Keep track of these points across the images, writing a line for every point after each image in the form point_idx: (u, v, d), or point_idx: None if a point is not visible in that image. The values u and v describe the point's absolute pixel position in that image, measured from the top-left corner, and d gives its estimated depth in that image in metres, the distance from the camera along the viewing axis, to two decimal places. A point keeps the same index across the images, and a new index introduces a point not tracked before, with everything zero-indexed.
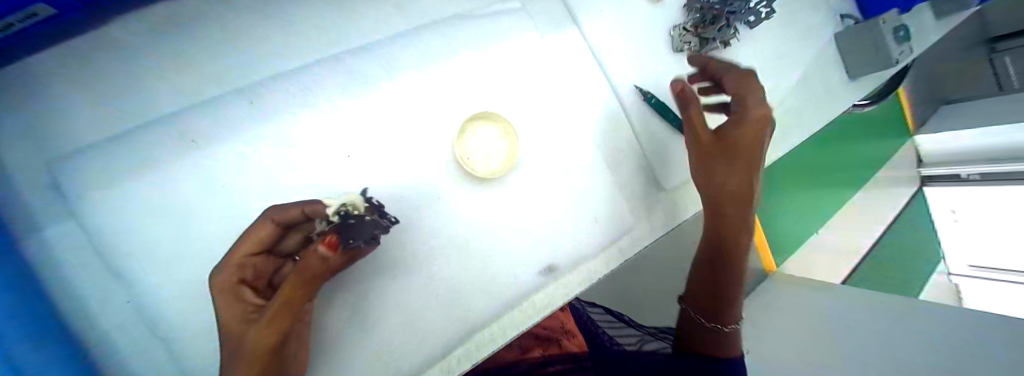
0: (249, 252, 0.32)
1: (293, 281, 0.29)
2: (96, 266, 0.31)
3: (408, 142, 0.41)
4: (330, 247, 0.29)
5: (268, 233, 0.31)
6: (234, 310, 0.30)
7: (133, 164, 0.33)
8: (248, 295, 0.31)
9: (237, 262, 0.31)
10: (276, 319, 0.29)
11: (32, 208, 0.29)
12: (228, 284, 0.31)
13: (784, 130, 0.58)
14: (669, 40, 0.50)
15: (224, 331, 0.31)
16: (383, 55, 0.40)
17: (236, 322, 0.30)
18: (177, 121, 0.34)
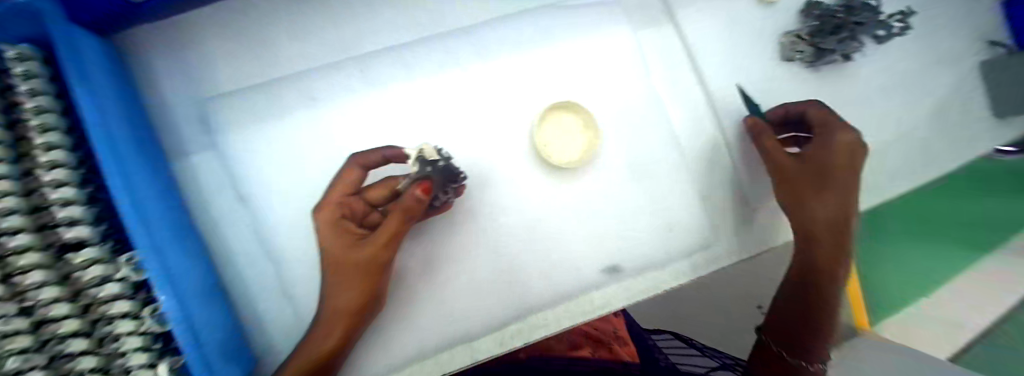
0: (347, 190, 0.35)
1: (399, 212, 0.32)
2: (225, 193, 0.38)
3: (489, 122, 0.42)
4: (426, 191, 0.32)
5: (356, 177, 0.35)
6: (340, 239, 0.34)
7: (257, 111, 0.38)
8: (349, 228, 0.34)
9: (338, 199, 0.34)
10: (383, 245, 0.33)
11: (189, 139, 0.38)
12: (332, 218, 0.34)
13: (904, 164, 0.50)
14: (778, 49, 0.46)
15: (327, 258, 0.34)
16: (475, 38, 0.41)
17: (341, 249, 0.33)
18: (295, 79, 0.38)
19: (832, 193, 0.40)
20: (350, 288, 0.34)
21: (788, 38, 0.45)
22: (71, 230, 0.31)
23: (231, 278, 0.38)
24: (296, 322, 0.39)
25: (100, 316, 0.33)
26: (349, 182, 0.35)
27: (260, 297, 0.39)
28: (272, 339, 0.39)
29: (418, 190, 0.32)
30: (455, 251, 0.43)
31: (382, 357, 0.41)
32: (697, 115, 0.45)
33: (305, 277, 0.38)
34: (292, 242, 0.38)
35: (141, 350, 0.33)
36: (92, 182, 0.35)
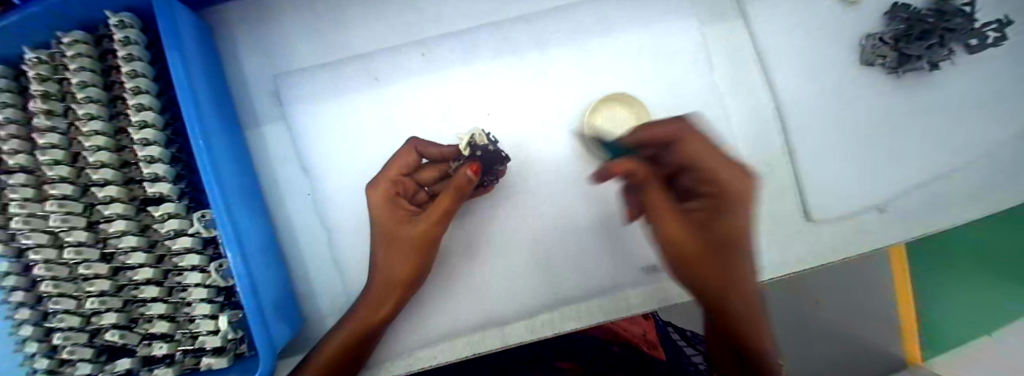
0: (401, 171, 0.35)
1: (451, 193, 0.32)
2: (288, 162, 0.40)
3: (544, 110, 0.41)
4: (476, 171, 0.32)
5: (411, 161, 0.35)
6: (393, 216, 0.35)
7: (327, 88, 0.40)
8: (403, 206, 0.35)
9: (393, 179, 0.35)
10: (434, 223, 0.34)
11: (259, 109, 0.40)
12: (386, 196, 0.34)
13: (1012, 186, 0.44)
14: (859, 51, 0.44)
15: (382, 231, 0.35)
16: (536, 25, 0.41)
17: (395, 226, 0.34)
18: (361, 59, 0.40)
19: (727, 266, 0.26)
20: (401, 262, 0.35)
21: (867, 40, 0.43)
22: (154, 185, 0.34)
23: (289, 243, 0.41)
24: (344, 289, 0.41)
25: (171, 267, 0.36)
26: (404, 165, 0.35)
27: (313, 263, 0.41)
28: (320, 307, 0.41)
29: (467, 171, 0.31)
30: (498, 236, 0.43)
31: (417, 333, 0.42)
32: (759, 117, 0.43)
33: (357, 246, 0.41)
34: (349, 217, 0.41)
35: (206, 302, 0.35)
36: (175, 143, 0.37)
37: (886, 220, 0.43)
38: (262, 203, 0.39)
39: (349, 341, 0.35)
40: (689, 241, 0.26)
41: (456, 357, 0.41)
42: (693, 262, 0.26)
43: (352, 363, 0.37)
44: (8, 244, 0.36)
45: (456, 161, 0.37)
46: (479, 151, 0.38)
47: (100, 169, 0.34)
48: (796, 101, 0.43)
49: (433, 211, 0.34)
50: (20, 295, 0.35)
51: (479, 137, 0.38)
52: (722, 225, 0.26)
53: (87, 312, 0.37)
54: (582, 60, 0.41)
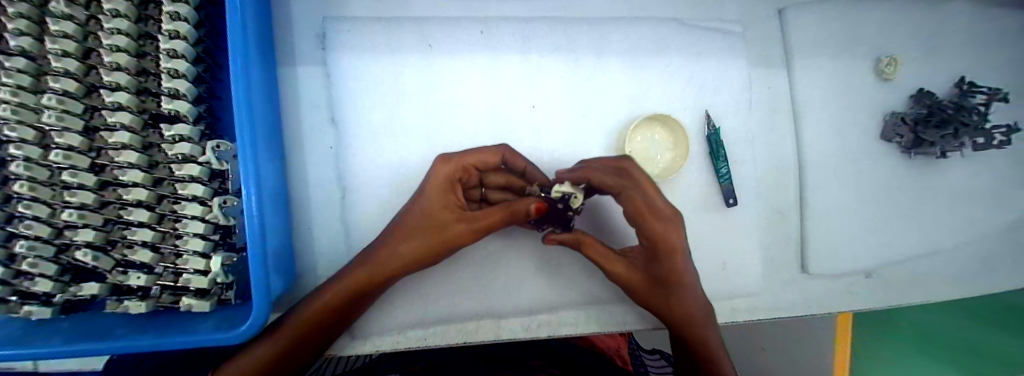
0: (475, 163, 0.35)
1: (506, 210, 0.33)
2: (320, 109, 0.39)
3: (590, 114, 0.41)
4: (540, 210, 0.32)
5: (490, 160, 0.35)
6: (445, 199, 0.34)
7: (378, 43, 0.39)
8: (456, 194, 0.35)
9: (464, 164, 0.35)
10: (473, 231, 0.33)
11: (301, 49, 0.39)
12: (448, 176, 0.34)
13: (986, 277, 0.48)
14: (881, 125, 0.47)
15: (424, 204, 0.34)
16: (599, 29, 0.41)
17: (437, 208, 0.34)
18: (420, 23, 0.40)
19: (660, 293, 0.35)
20: (415, 240, 0.33)
21: (889, 117, 0.47)
22: (170, 102, 0.31)
23: (299, 192, 0.38)
24: (347, 251, 0.39)
25: (169, 193, 0.34)
26: (481, 160, 0.35)
27: (321, 217, 0.39)
28: (316, 266, 0.38)
29: (534, 205, 0.31)
30: (515, 229, 0.42)
31: (407, 312, 0.40)
32: (779, 165, 0.45)
33: (370, 209, 0.39)
34: (369, 181, 0.39)
35: (200, 238, 0.32)
36: (202, 63, 0.35)
37: (872, 284, 0.46)
38: (280, 143, 0.37)
39: (332, 307, 0.33)
40: (616, 265, 0.35)
41: (446, 342, 0.39)
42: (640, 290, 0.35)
43: (325, 336, 0.34)
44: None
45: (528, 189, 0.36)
46: (564, 204, 0.35)
47: (115, 72, 0.31)
48: (814, 158, 0.46)
49: (485, 216, 0.33)
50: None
51: (577, 200, 0.35)
52: (652, 267, 0.35)
53: (59, 225, 0.33)
54: (634, 75, 0.42)
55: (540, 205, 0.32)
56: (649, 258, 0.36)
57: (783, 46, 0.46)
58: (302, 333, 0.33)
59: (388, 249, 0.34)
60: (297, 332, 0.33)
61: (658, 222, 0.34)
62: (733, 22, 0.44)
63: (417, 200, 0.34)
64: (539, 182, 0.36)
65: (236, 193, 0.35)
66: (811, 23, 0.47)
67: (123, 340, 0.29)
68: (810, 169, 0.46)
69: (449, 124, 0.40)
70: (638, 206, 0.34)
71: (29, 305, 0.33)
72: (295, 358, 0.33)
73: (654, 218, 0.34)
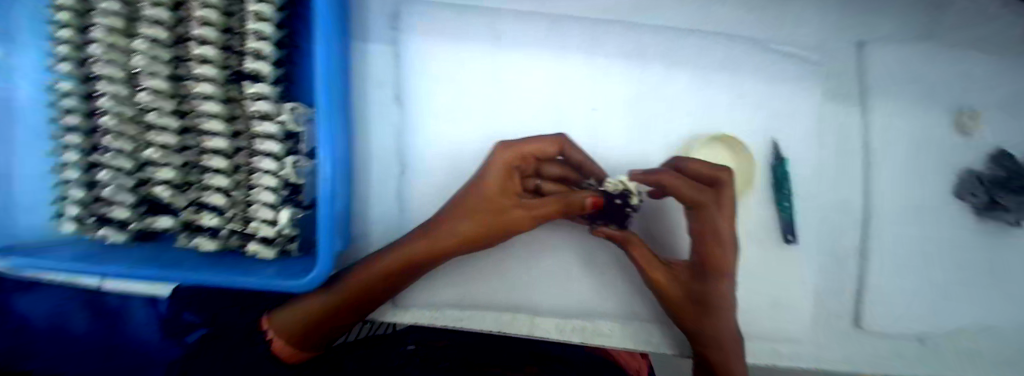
0: (535, 152, 0.35)
1: (563, 201, 0.33)
2: (388, 86, 0.40)
3: (652, 127, 0.41)
4: (595, 204, 0.33)
5: (549, 150, 0.35)
6: (503, 184, 0.34)
7: (448, 30, 0.40)
8: (513, 181, 0.35)
9: (524, 153, 0.35)
10: (531, 218, 0.34)
11: (374, 26, 0.40)
12: (507, 163, 0.34)
13: None
14: (956, 183, 0.45)
15: (481, 189, 0.35)
16: (671, 44, 0.41)
17: (494, 193, 0.34)
18: (490, 15, 0.40)
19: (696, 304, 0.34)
20: (472, 221, 0.34)
21: (966, 175, 0.45)
22: (254, 61, 0.32)
23: (360, 162, 0.40)
24: (398, 224, 0.40)
25: (245, 146, 0.34)
26: (540, 148, 0.35)
27: (377, 189, 0.40)
28: (367, 235, 0.40)
29: (590, 199, 0.33)
30: (563, 231, 0.42)
31: (448, 293, 0.41)
32: (840, 206, 0.44)
33: (424, 189, 0.40)
34: (427, 161, 0.41)
35: (270, 192, 0.33)
36: (285, 29, 0.37)
37: (923, 351, 0.44)
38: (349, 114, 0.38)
39: (386, 273, 0.35)
40: (660, 274, 0.35)
41: (484, 328, 0.41)
42: (672, 296, 0.35)
43: (374, 300, 0.36)
44: (76, 64, 0.33)
45: (585, 183, 0.37)
46: (620, 200, 0.36)
47: (202, 25, 0.32)
48: (879, 205, 0.44)
49: (544, 203, 0.34)
50: (75, 119, 0.34)
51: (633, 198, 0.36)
52: (693, 277, 0.35)
53: (139, 161, 0.35)
54: (700, 93, 0.42)
55: (595, 199, 0.33)
56: (690, 269, 0.36)
57: (859, 85, 0.45)
58: (354, 295, 0.35)
59: (444, 227, 0.35)
60: (351, 292, 0.35)
61: (717, 245, 0.35)
62: (810, 53, 0.43)
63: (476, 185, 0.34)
64: (595, 177, 0.36)
65: (306, 154, 0.36)
66: (892, 65, 0.45)
67: (193, 274, 0.31)
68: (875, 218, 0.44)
69: (511, 117, 0.41)
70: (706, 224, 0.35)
71: (106, 227, 0.35)
72: (345, 316, 0.35)
73: (715, 241, 0.35)
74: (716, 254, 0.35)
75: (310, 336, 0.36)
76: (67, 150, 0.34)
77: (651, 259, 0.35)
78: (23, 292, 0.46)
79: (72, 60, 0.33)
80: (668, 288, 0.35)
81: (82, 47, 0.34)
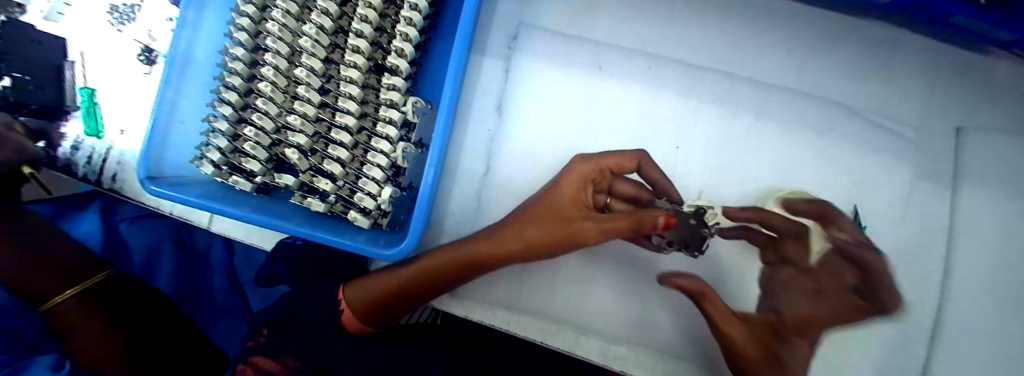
0: (612, 167, 0.37)
1: (636, 218, 0.32)
2: (493, 95, 0.45)
3: (728, 172, 0.42)
4: (666, 225, 0.31)
5: (626, 167, 0.37)
6: (577, 194, 0.35)
7: (556, 53, 0.45)
8: (587, 192, 0.36)
9: (599, 167, 0.36)
10: (600, 232, 0.33)
11: (493, 43, 0.45)
12: (584, 174, 0.36)
13: None
14: None
15: (553, 195, 0.36)
16: (760, 96, 0.43)
17: (567, 200, 0.35)
18: (596, 45, 0.44)
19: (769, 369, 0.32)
20: (537, 227, 0.36)
21: None
22: (396, 58, 0.38)
23: (454, 159, 0.45)
24: (475, 220, 0.43)
25: (368, 127, 0.41)
26: (618, 163, 0.37)
27: (463, 185, 0.44)
28: (445, 224, 0.44)
29: (663, 218, 0.30)
30: (622, 257, 0.43)
31: (502, 293, 0.43)
32: (917, 285, 0.42)
33: (505, 191, 0.44)
34: (512, 167, 0.44)
35: (380, 169, 0.38)
36: (424, 36, 0.43)
37: None
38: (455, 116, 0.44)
39: (455, 263, 0.38)
40: (736, 331, 0.32)
41: (528, 335, 0.41)
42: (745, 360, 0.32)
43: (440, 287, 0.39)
44: (248, 35, 0.43)
45: (654, 203, 0.37)
46: (699, 220, 0.35)
47: (362, 23, 0.39)
48: (959, 292, 0.41)
49: (614, 219, 0.33)
50: (237, 80, 0.42)
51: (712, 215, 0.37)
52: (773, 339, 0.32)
53: (278, 124, 0.42)
54: (783, 146, 0.42)
55: (667, 219, 0.31)
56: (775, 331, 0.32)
57: (953, 166, 0.43)
58: (423, 281, 0.38)
59: (512, 232, 0.37)
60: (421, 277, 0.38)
61: (812, 299, 0.33)
62: (899, 126, 0.44)
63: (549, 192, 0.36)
64: (669, 197, 0.38)
65: (413, 142, 0.42)
66: (993, 150, 0.43)
67: (302, 229, 0.35)
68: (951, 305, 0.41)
69: (596, 140, 0.43)
70: (808, 281, 0.33)
71: (237, 177, 0.42)
72: (407, 298, 0.39)
73: (810, 295, 0.33)
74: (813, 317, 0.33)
75: (379, 310, 0.40)
76: (226, 104, 0.42)
77: (727, 314, 0.33)
78: (128, 220, 0.53)
79: (248, 31, 0.43)
80: (745, 348, 0.32)
81: (256, 24, 0.43)
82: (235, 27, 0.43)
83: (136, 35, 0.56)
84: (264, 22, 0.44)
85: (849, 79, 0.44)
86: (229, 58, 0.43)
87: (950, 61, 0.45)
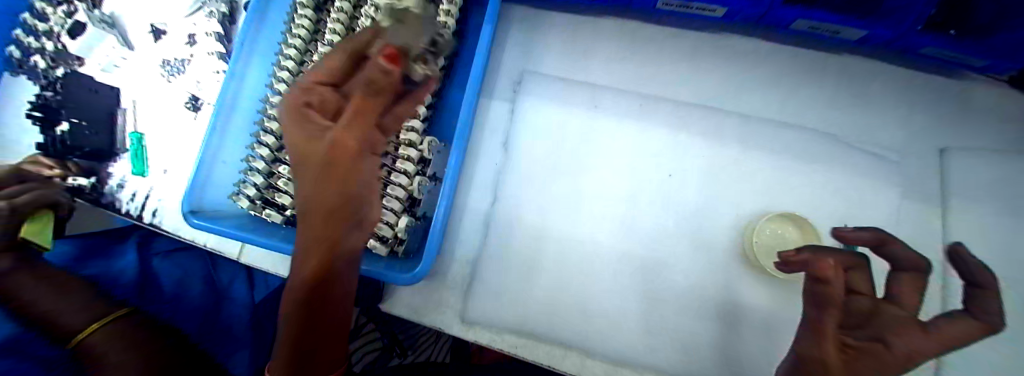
0: (324, 77, 0.29)
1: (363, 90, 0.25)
2: (500, 132, 0.50)
3: (719, 197, 0.45)
4: (392, 57, 0.24)
5: (337, 63, 0.29)
6: (302, 127, 0.27)
7: (555, 93, 0.50)
8: (310, 115, 0.27)
9: (308, 85, 0.29)
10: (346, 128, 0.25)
11: (498, 86, 0.51)
12: (297, 103, 0.28)
13: None
14: None
15: (302, 159, 0.27)
16: (745, 127, 0.47)
17: (303, 139, 0.27)
18: (590, 86, 0.50)
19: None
20: (314, 185, 0.26)
21: None
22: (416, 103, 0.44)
23: (465, 190, 0.49)
24: (483, 244, 0.47)
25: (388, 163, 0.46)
26: (330, 68, 0.29)
27: (473, 213, 0.48)
28: (456, 250, 0.47)
29: (385, 52, 0.25)
30: (626, 278, 0.44)
31: (507, 316, 0.44)
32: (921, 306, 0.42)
33: (511, 218, 0.47)
34: (517, 195, 0.48)
35: (398, 201, 0.43)
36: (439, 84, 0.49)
37: None
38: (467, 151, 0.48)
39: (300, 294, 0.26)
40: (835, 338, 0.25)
41: (534, 358, 0.42)
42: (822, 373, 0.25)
43: (336, 305, 0.28)
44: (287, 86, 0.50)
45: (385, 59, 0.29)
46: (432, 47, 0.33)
47: None
48: None
49: (353, 110, 0.25)
50: (275, 125, 0.48)
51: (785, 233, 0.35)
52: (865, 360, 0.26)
53: None
54: (771, 172, 0.45)
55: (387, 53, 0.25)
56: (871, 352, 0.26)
57: (940, 188, 0.45)
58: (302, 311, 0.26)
59: (305, 223, 0.26)
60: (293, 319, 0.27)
61: (914, 332, 0.27)
62: (882, 151, 0.46)
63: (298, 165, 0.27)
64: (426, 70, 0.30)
65: (427, 175, 0.47)
66: (977, 169, 0.45)
67: None
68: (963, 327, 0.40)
69: (594, 169, 0.47)
70: (901, 315, 0.28)
71: (269, 210, 0.46)
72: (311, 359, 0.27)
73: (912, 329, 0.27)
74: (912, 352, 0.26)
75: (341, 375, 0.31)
76: (264, 146, 0.48)
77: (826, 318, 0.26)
78: (161, 254, 0.58)
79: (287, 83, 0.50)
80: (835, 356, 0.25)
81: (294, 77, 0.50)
82: (276, 80, 0.50)
83: (185, 85, 0.64)
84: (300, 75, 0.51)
85: (828, 109, 0.48)
86: (270, 106, 0.49)
87: (925, 90, 0.48)
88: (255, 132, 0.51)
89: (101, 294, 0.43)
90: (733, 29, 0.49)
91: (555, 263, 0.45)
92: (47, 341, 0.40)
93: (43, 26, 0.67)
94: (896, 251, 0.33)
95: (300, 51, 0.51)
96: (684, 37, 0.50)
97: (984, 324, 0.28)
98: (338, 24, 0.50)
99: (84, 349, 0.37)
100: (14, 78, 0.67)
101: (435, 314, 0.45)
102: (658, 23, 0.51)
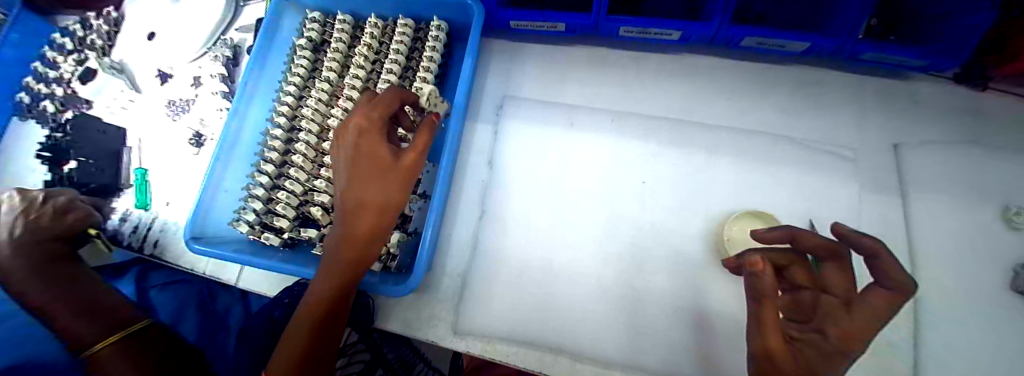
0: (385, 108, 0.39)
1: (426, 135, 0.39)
2: (483, 150, 0.54)
3: (689, 200, 0.48)
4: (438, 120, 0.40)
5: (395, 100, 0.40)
6: (379, 147, 0.37)
7: (532, 113, 0.54)
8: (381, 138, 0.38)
9: (376, 112, 0.38)
10: (416, 158, 0.38)
11: (481, 110, 0.56)
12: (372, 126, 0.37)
13: None
14: (1012, 277, 0.42)
15: (371, 169, 0.37)
16: (708, 134, 0.51)
17: (380, 158, 0.37)
18: (564, 104, 0.54)
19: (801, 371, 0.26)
20: (384, 190, 0.37)
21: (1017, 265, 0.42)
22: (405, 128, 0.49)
23: (453, 206, 0.52)
24: (470, 256, 0.49)
25: None
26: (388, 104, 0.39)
27: (460, 226, 0.51)
28: (446, 263, 0.50)
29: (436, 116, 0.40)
30: (609, 280, 0.46)
31: (496, 322, 0.46)
32: None
33: (496, 229, 0.50)
34: (501, 207, 0.51)
35: None
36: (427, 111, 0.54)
37: None
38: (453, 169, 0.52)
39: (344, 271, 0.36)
40: (776, 335, 0.26)
41: (525, 364, 0.43)
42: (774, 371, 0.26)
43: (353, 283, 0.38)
44: (286, 118, 0.54)
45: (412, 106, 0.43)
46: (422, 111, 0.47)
47: None
48: (936, 294, 0.42)
49: (417, 146, 0.38)
50: (275, 154, 0.52)
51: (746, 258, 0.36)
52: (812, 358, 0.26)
53: (305, 186, 0.51)
54: (735, 173, 0.49)
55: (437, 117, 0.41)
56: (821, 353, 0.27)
57: (898, 179, 0.48)
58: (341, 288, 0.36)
59: (361, 216, 0.36)
60: (328, 304, 0.36)
61: (846, 314, 0.27)
62: (837, 149, 0.50)
63: (366, 174, 0.36)
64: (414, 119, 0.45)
65: (418, 194, 0.50)
66: (931, 159, 0.48)
67: None
68: (931, 310, 0.42)
69: (572, 180, 0.51)
70: (838, 301, 0.28)
71: (267, 233, 0.48)
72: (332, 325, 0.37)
73: (845, 313, 0.27)
74: (853, 336, 0.27)
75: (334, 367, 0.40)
76: (264, 174, 0.52)
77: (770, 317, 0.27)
78: (158, 287, 0.57)
79: (287, 115, 0.54)
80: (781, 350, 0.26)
81: (293, 110, 0.55)
82: (276, 113, 0.55)
83: (189, 123, 0.68)
84: (299, 108, 0.55)
85: (783, 115, 0.52)
86: (270, 137, 0.54)
87: (870, 93, 0.52)
88: (256, 162, 0.55)
89: (128, 309, 0.41)
90: (690, 50, 0.55)
91: (541, 270, 0.47)
92: (67, 352, 0.39)
93: (55, 73, 0.73)
94: (812, 243, 0.33)
95: (299, 87, 0.56)
96: (646, 58, 0.55)
97: (895, 295, 0.27)
98: (334, 62, 0.55)
99: (101, 361, 0.36)
100: (22, 122, 0.71)
101: (428, 327, 0.46)
102: (622, 48, 0.56)
